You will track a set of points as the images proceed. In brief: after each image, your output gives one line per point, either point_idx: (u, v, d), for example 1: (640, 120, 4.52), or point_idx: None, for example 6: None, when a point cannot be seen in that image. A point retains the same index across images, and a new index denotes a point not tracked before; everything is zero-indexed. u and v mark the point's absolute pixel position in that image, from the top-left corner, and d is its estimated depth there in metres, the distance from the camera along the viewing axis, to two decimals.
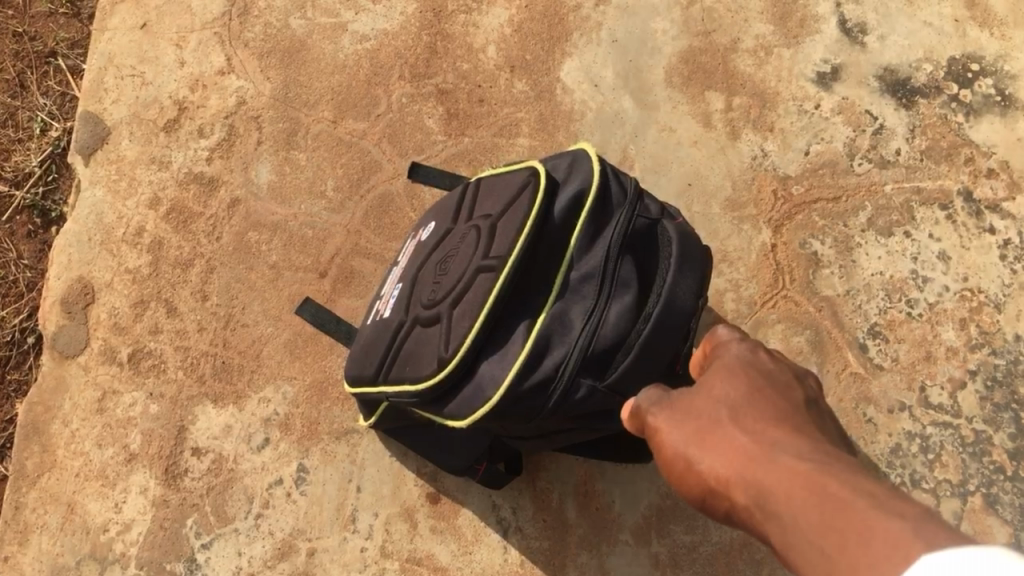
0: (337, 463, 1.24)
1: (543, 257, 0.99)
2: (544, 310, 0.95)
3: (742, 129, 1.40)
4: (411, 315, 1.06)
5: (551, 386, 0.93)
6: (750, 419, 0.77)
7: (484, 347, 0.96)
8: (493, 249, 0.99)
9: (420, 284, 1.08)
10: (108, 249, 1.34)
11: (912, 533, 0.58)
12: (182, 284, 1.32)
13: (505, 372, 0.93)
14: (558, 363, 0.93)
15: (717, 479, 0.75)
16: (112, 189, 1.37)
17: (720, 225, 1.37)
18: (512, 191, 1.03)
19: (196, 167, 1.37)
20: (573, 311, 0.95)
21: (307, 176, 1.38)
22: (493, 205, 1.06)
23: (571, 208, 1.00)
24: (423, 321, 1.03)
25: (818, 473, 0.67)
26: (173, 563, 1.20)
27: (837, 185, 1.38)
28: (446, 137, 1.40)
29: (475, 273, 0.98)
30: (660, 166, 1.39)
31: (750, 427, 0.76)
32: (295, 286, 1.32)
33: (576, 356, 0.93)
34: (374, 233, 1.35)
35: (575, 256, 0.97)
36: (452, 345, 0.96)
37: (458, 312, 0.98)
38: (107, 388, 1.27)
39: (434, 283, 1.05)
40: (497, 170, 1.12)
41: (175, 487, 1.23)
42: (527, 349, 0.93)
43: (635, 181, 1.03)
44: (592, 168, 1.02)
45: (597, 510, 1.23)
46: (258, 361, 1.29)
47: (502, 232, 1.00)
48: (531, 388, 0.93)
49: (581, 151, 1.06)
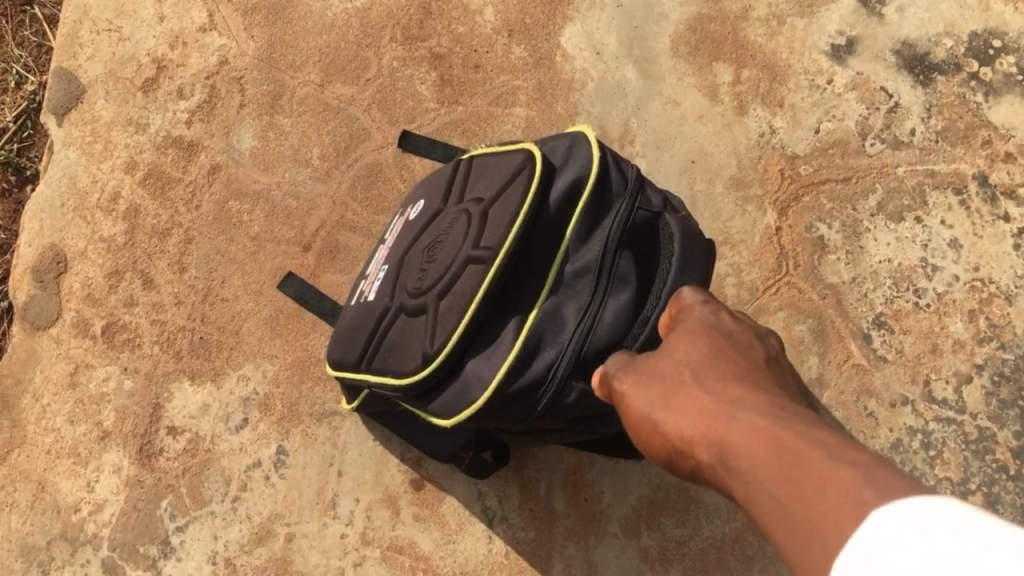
0: (318, 446, 1.20)
1: (536, 249, 0.93)
2: (536, 307, 0.90)
3: (750, 104, 1.34)
4: (396, 301, 1.01)
5: (542, 389, 0.88)
6: (715, 379, 0.72)
7: (472, 344, 0.91)
8: (484, 239, 0.93)
9: (406, 269, 1.02)
10: (82, 215, 1.28)
11: (874, 486, 0.55)
12: (159, 255, 1.26)
13: (493, 372, 0.88)
14: (549, 363, 0.88)
15: (683, 440, 0.71)
16: (86, 152, 1.30)
17: (723, 205, 1.31)
18: (507, 176, 0.97)
19: (175, 131, 1.31)
20: (566, 309, 0.90)
21: (291, 143, 1.31)
22: (486, 188, 1.00)
23: (568, 197, 0.94)
24: (408, 310, 0.98)
25: (778, 431, 0.63)
26: (146, 546, 1.17)
27: (847, 166, 1.32)
28: (439, 105, 1.33)
29: (464, 264, 0.93)
30: (663, 142, 1.33)
31: (713, 387, 0.72)
32: (277, 260, 1.27)
33: (568, 357, 0.88)
34: (361, 205, 1.29)
35: (571, 249, 0.92)
36: (437, 342, 0.91)
37: (445, 305, 0.92)
38: (79, 362, 1.22)
39: (421, 270, 0.99)
40: (491, 148, 1.05)
41: (149, 468, 1.19)
42: (517, 349, 0.88)
43: (638, 169, 0.97)
44: (591, 154, 0.96)
45: (585, 500, 1.19)
46: (237, 338, 1.24)
47: (494, 221, 0.94)
48: (520, 390, 0.88)
49: (580, 133, 0.99)
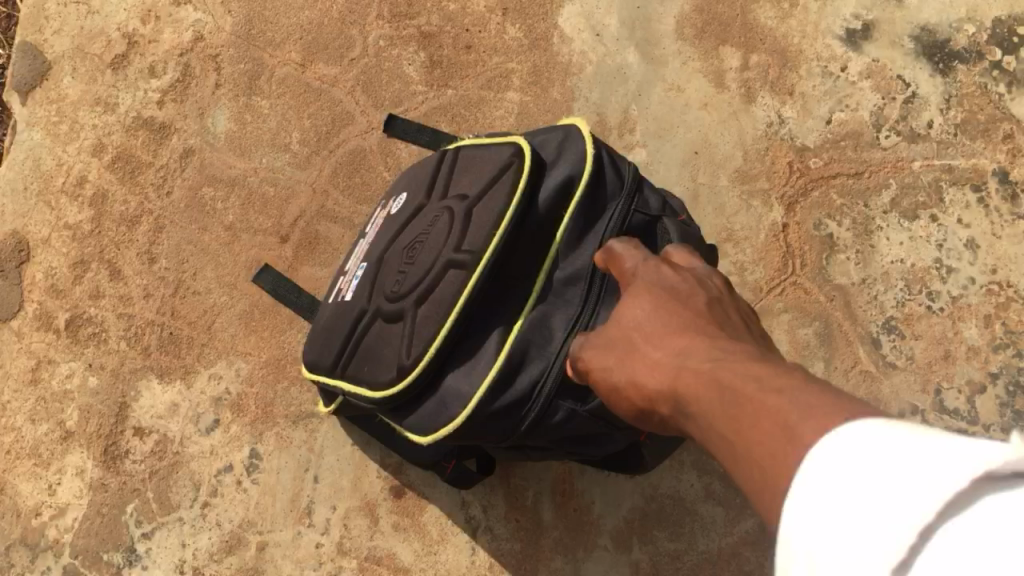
0: (293, 450, 1.14)
1: (524, 252, 0.87)
2: (522, 316, 0.84)
3: (758, 92, 1.26)
4: (373, 304, 0.94)
5: (527, 407, 0.82)
6: (668, 330, 0.70)
7: (451, 356, 0.85)
8: (466, 240, 0.86)
9: (385, 269, 0.95)
10: (46, 200, 1.20)
11: (802, 410, 0.51)
12: (128, 244, 1.19)
13: (473, 388, 0.82)
14: (534, 379, 0.82)
15: (642, 397, 0.69)
16: (52, 133, 1.22)
17: (727, 200, 1.23)
18: (492, 172, 0.90)
19: (146, 111, 1.23)
20: (554, 320, 0.84)
21: (269, 126, 1.23)
22: (471, 183, 0.92)
23: (558, 198, 0.88)
24: (385, 316, 0.91)
25: (726, 376, 0.60)
26: (110, 553, 1.10)
27: (860, 160, 1.24)
28: (428, 87, 1.25)
29: (445, 267, 0.86)
30: (664, 130, 1.25)
31: (668, 340, 0.69)
32: (253, 251, 1.20)
33: (555, 372, 0.82)
34: (343, 193, 1.22)
35: (561, 254, 0.86)
36: (413, 353, 0.84)
37: (423, 312, 0.85)
38: (42, 357, 1.16)
39: (399, 272, 0.92)
40: (479, 140, 0.98)
41: (114, 470, 1.12)
42: (500, 364, 0.81)
43: (635, 169, 0.91)
44: (585, 151, 0.89)
45: (574, 511, 1.12)
46: (209, 334, 1.17)
47: (479, 222, 0.87)
48: (503, 409, 0.82)
49: (573, 128, 0.93)
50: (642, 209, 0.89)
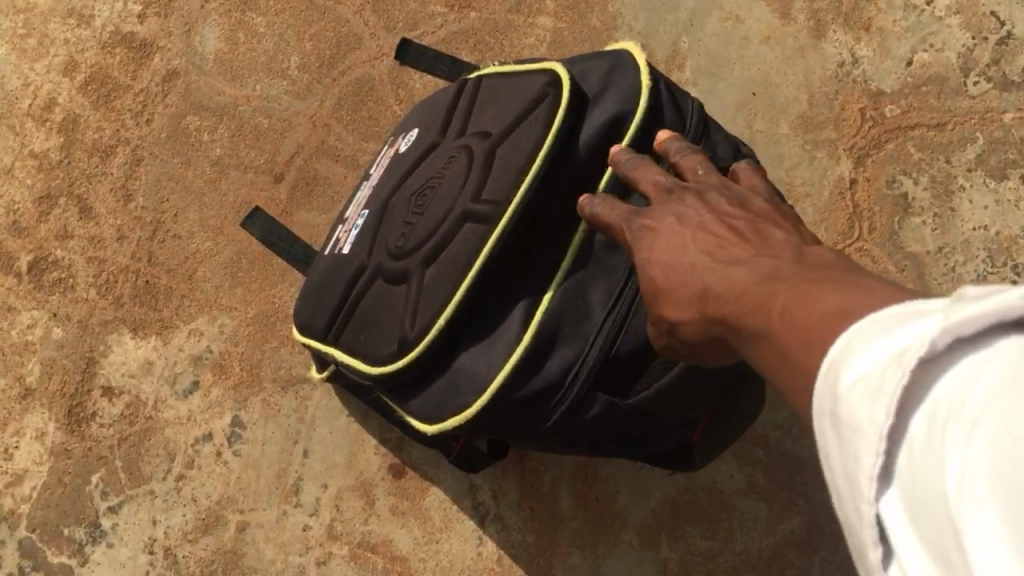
0: (280, 419, 1.00)
1: (558, 207, 0.72)
2: (553, 287, 0.70)
3: (829, 25, 1.09)
4: (373, 261, 0.79)
5: (556, 398, 0.69)
6: (692, 257, 0.60)
7: (466, 329, 0.72)
8: (487, 190, 0.72)
9: (388, 219, 0.80)
10: (10, 124, 1.06)
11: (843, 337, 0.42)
12: (100, 178, 1.05)
13: (491, 372, 0.69)
14: (565, 365, 0.69)
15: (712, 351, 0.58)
16: (18, 48, 1.07)
17: (787, 150, 1.07)
18: (522, 106, 0.75)
19: (126, 26, 1.07)
20: (593, 292, 0.70)
21: (265, 48, 1.08)
22: (495, 119, 0.77)
23: (602, 140, 0.73)
24: (387, 275, 0.77)
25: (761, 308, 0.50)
26: (72, 528, 0.98)
27: (943, 109, 1.06)
28: (447, 9, 1.08)
29: (461, 221, 0.72)
30: (718, 67, 1.08)
31: (684, 267, 0.60)
32: (242, 191, 1.05)
33: (592, 358, 0.69)
34: (346, 128, 1.06)
35: None
36: (419, 325, 0.71)
37: (432, 275, 0.72)
38: (1, 303, 1.02)
39: (405, 223, 0.77)
40: (506, 66, 0.82)
41: (79, 435, 0.99)
42: (524, 343, 0.68)
43: (700, 107, 0.75)
44: (639, 84, 0.74)
45: (597, 501, 0.98)
46: (190, 284, 1.03)
47: (503, 168, 0.72)
48: (528, 398, 0.69)
49: (625, 54, 0.77)
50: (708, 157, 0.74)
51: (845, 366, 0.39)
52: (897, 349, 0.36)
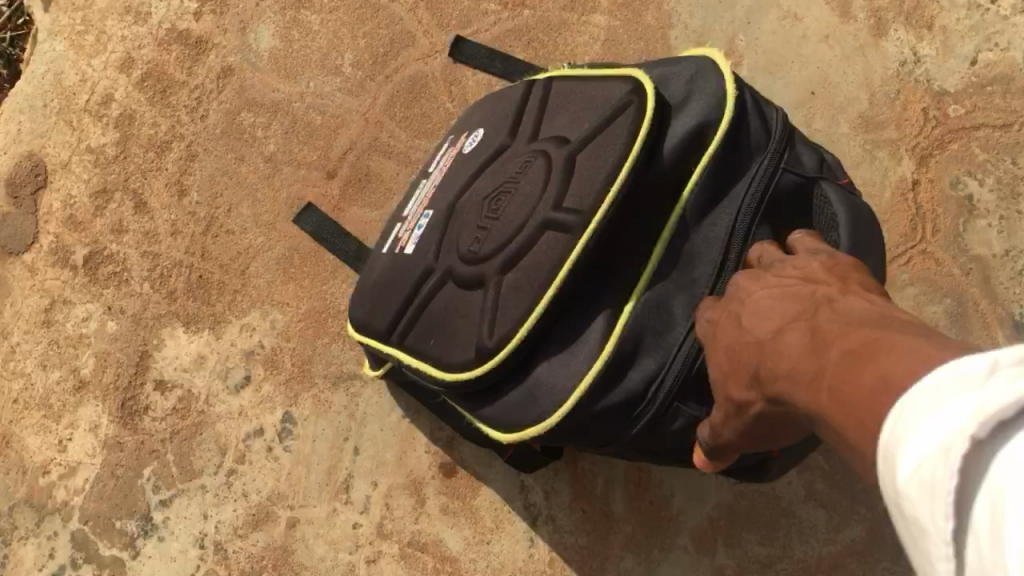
0: (331, 416, 1.00)
1: (639, 218, 0.72)
2: (635, 298, 0.70)
3: (890, 24, 1.07)
4: (441, 264, 0.79)
5: (639, 408, 0.70)
6: (741, 322, 0.61)
7: (546, 338, 0.72)
8: (569, 198, 0.71)
9: (456, 221, 0.80)
10: (67, 120, 1.06)
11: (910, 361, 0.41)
12: (155, 173, 1.05)
13: (573, 381, 0.70)
14: (648, 377, 0.70)
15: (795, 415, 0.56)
16: (76, 44, 1.08)
17: (847, 149, 1.05)
18: (604, 114, 0.74)
19: (182, 23, 1.08)
20: (675, 305, 0.71)
21: (319, 46, 1.08)
22: (572, 125, 0.76)
23: (687, 150, 0.72)
24: (458, 279, 0.76)
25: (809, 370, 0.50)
26: (123, 521, 0.98)
27: (1009, 108, 1.04)
28: (501, 6, 1.08)
29: (542, 230, 0.72)
30: (775, 66, 1.07)
31: (749, 340, 0.59)
32: (295, 187, 1.05)
33: (676, 372, 0.70)
34: (399, 125, 1.06)
35: (685, 224, 0.72)
36: (499, 334, 0.71)
37: (512, 282, 0.72)
38: (56, 296, 1.03)
39: (476, 228, 0.77)
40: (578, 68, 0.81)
41: (131, 428, 1.00)
42: (606, 354, 0.69)
43: (785, 120, 0.75)
44: (725, 92, 0.73)
45: (651, 505, 0.97)
46: (243, 278, 1.03)
47: (585, 176, 0.72)
48: (610, 408, 0.70)
49: (707, 60, 0.76)
50: (793, 169, 0.75)
51: (899, 442, 0.37)
52: (943, 425, 0.34)
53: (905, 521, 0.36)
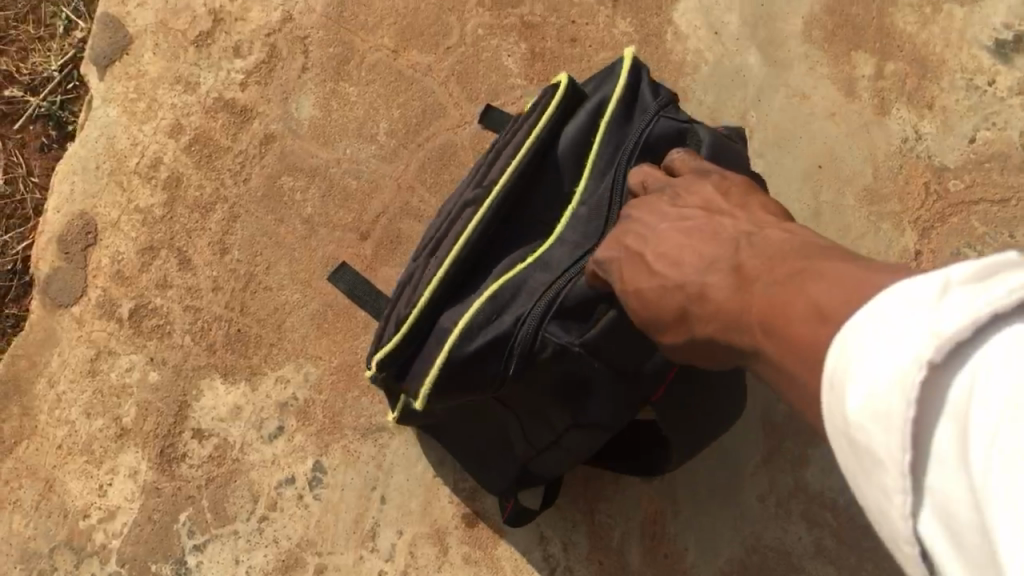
0: (360, 466, 1.05)
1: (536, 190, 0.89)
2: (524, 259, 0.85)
3: (893, 104, 1.13)
4: (409, 265, 0.93)
5: (510, 345, 0.82)
6: (650, 261, 0.75)
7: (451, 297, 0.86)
8: (484, 180, 0.90)
9: (429, 230, 0.95)
10: (118, 181, 1.13)
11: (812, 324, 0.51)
12: (199, 232, 1.11)
13: (458, 321, 0.83)
14: (517, 317, 0.82)
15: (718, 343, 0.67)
16: (128, 110, 1.15)
17: (852, 220, 1.11)
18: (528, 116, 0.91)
19: (228, 93, 1.15)
20: (556, 255, 0.85)
21: (356, 115, 1.15)
22: (507, 134, 0.93)
23: (579, 136, 0.89)
24: (412, 269, 0.92)
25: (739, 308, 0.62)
26: (160, 563, 1.03)
27: (1006, 185, 1.11)
28: (527, 82, 1.15)
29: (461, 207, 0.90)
30: (785, 141, 1.13)
31: (668, 276, 0.73)
32: (330, 248, 1.11)
33: (538, 309, 0.82)
34: (429, 191, 1.13)
35: (583, 193, 0.88)
36: (413, 298, 0.86)
37: (434, 256, 0.88)
38: (101, 347, 1.08)
39: (434, 227, 0.93)
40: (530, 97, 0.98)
41: (169, 475, 1.05)
42: (488, 296, 0.83)
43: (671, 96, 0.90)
44: (619, 80, 0.89)
45: (665, 557, 1.02)
46: (279, 333, 1.08)
47: (497, 165, 0.90)
48: (488, 347, 0.82)
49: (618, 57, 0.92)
50: (672, 131, 0.89)
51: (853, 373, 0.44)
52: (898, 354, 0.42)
53: (861, 443, 0.43)
